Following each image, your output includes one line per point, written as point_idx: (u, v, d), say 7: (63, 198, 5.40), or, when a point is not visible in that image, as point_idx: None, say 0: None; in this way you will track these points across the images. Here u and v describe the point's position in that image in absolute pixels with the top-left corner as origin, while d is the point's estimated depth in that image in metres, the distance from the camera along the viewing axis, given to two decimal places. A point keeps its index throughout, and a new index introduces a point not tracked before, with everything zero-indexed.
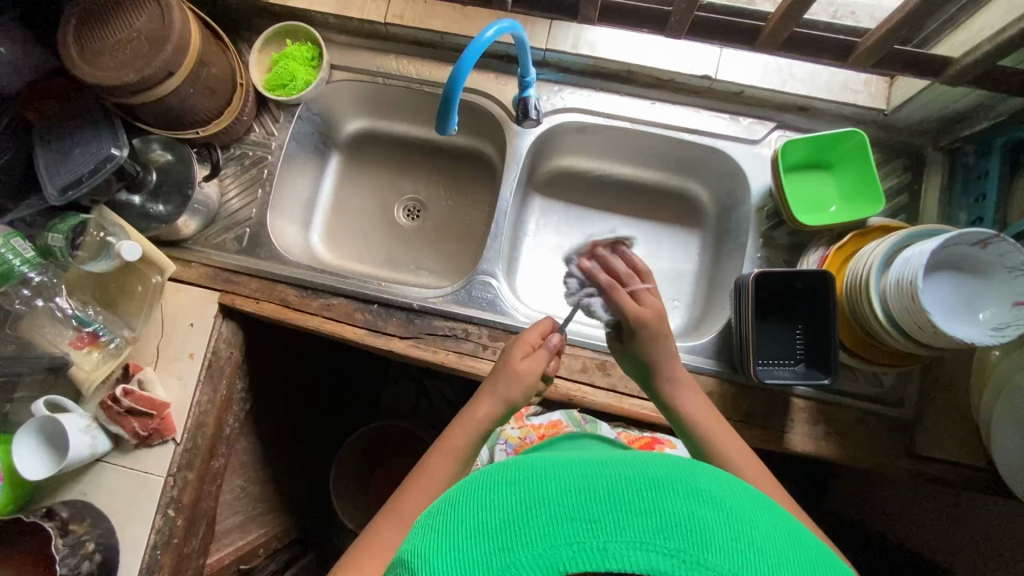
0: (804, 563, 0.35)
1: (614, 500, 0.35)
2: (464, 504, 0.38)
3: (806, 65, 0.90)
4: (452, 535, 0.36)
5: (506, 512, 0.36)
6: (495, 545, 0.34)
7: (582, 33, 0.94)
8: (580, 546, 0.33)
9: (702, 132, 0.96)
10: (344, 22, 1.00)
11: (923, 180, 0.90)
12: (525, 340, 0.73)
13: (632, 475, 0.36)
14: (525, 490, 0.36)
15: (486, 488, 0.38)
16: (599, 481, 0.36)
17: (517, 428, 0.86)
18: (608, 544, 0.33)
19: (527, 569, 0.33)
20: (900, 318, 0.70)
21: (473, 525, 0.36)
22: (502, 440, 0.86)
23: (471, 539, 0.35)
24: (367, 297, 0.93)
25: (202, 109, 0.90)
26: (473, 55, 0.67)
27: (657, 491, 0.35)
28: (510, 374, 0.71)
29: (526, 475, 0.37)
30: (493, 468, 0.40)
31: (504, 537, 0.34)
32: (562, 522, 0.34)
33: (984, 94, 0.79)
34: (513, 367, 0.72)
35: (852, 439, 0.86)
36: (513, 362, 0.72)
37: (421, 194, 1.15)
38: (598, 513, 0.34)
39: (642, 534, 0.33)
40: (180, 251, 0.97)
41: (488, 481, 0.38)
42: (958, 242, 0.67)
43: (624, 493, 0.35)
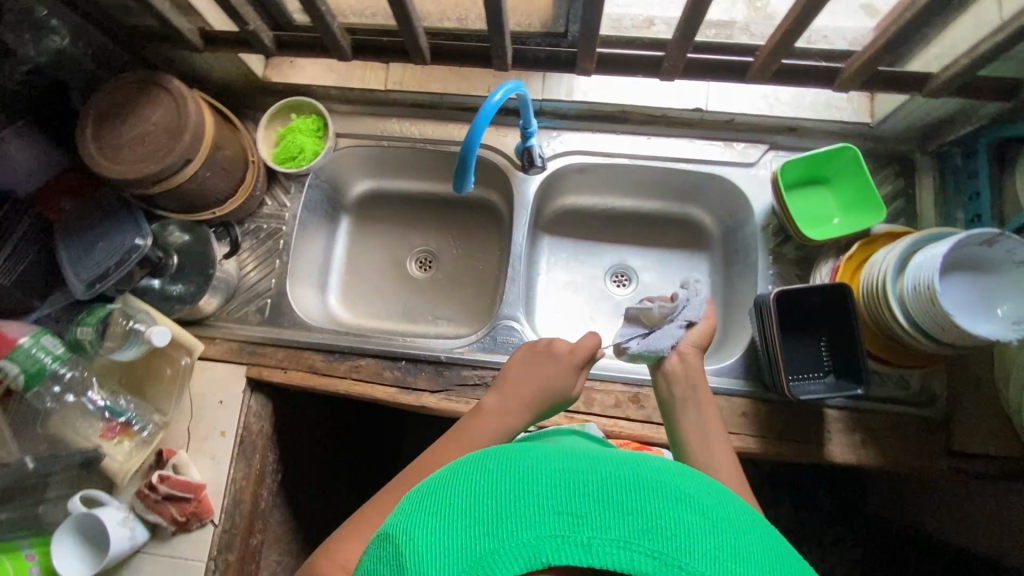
0: (766, 566, 0.38)
1: (599, 499, 0.38)
2: (461, 489, 0.40)
3: (790, 89, 0.95)
4: (446, 518, 0.39)
5: (499, 501, 0.38)
6: (485, 530, 0.37)
7: (575, 81, 0.99)
8: (566, 540, 0.36)
9: (699, 161, 1.00)
10: (345, 92, 1.04)
11: (916, 184, 0.95)
12: (576, 363, 0.75)
13: (619, 477, 0.40)
14: (518, 484, 0.39)
15: (484, 475, 0.41)
16: (588, 480, 0.39)
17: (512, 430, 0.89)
18: (591, 539, 0.36)
19: (513, 557, 0.36)
20: (921, 321, 0.73)
21: (469, 510, 0.39)
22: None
23: (463, 522, 0.38)
24: (394, 355, 0.94)
25: (217, 191, 0.93)
26: (485, 117, 0.70)
27: (639, 495, 0.39)
28: (550, 391, 0.75)
29: (520, 468, 0.40)
30: (488, 457, 0.43)
31: (494, 524, 0.37)
32: (549, 517, 0.37)
33: (963, 101, 0.83)
34: (556, 387, 0.75)
35: (889, 443, 0.87)
36: (556, 380, 0.75)
37: (432, 246, 1.17)
38: (584, 509, 0.37)
39: (624, 532, 0.36)
40: (202, 329, 0.98)
41: (483, 470, 0.41)
42: (966, 243, 0.71)
43: (608, 495, 0.38)
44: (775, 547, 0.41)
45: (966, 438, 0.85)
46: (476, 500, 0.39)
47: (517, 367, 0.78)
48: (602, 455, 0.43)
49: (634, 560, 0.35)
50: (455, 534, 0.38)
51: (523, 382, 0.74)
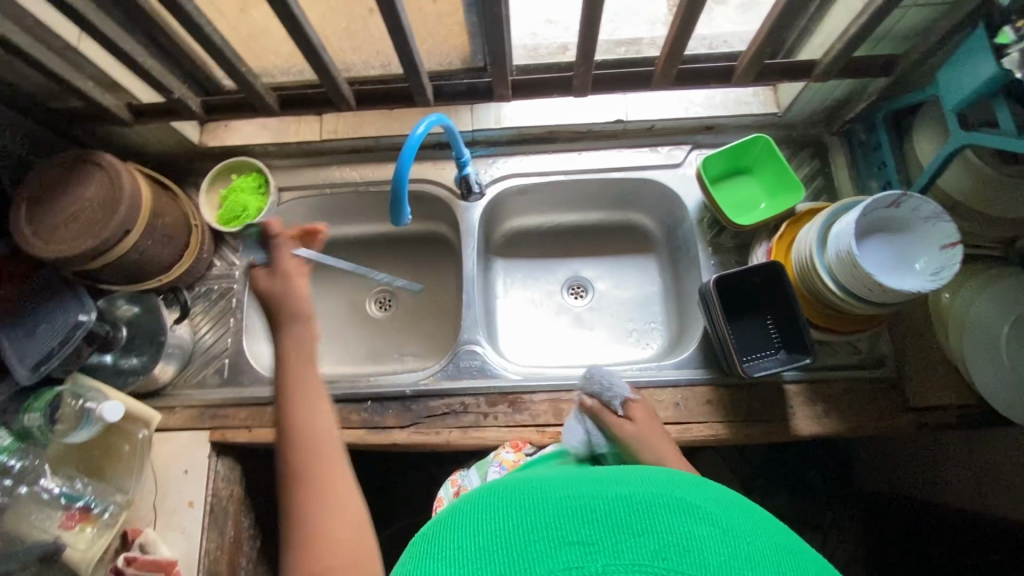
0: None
1: (612, 521, 0.34)
2: (461, 529, 0.36)
3: (701, 92, 1.02)
4: (449, 559, 0.34)
5: (504, 541, 0.34)
6: (490, 569, 0.32)
7: (501, 109, 1.04)
8: (578, 570, 0.32)
9: (629, 168, 1.05)
10: (282, 148, 1.07)
11: (831, 163, 1.01)
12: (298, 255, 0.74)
13: (627, 493, 0.35)
14: (523, 514, 0.35)
15: (488, 514, 0.36)
16: (594, 501, 0.35)
17: (513, 451, 0.86)
18: (606, 568, 0.32)
19: None
20: (851, 286, 0.76)
21: (473, 551, 0.34)
22: (496, 463, 0.84)
23: (464, 562, 0.33)
24: (360, 396, 0.93)
25: (162, 258, 0.92)
26: (411, 151, 0.73)
27: (654, 509, 0.34)
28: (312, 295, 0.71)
29: (527, 498, 0.36)
30: (492, 490, 0.39)
31: (501, 561, 0.33)
32: (560, 549, 0.33)
33: (854, 82, 0.90)
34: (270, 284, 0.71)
35: (850, 409, 0.90)
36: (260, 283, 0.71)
37: (389, 285, 1.18)
38: (596, 535, 0.33)
39: (636, 555, 0.32)
40: (161, 399, 0.96)
41: (489, 506, 0.37)
42: (876, 207, 0.76)
43: (617, 516, 0.34)
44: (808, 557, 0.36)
45: (918, 393, 0.89)
46: (477, 541, 0.34)
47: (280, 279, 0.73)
48: (611, 475, 0.38)
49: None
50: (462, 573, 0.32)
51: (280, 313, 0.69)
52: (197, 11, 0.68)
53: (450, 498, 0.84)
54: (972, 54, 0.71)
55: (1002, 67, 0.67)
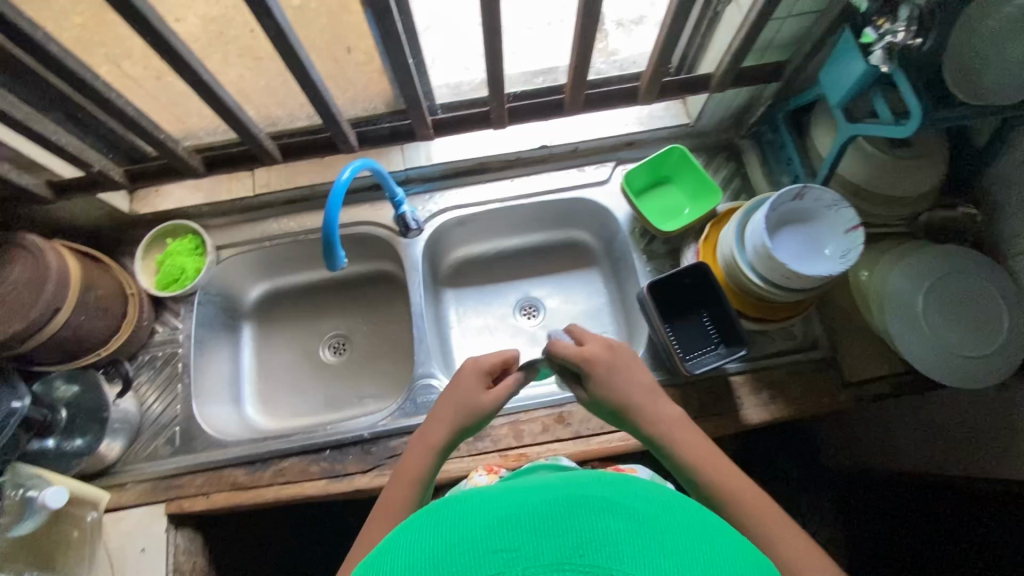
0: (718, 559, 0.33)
1: (536, 525, 0.34)
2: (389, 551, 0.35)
3: (617, 111, 1.08)
4: None
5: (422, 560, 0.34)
6: None
7: (431, 147, 1.07)
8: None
9: (560, 189, 1.09)
10: (216, 207, 1.07)
11: (745, 164, 1.08)
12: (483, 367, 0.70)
13: (543, 496, 0.36)
14: (450, 529, 0.35)
15: (417, 533, 0.36)
16: (511, 508, 0.35)
17: (486, 474, 0.84)
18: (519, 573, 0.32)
19: None
20: (772, 276, 0.81)
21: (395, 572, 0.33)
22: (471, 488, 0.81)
23: None
24: (318, 446, 0.92)
25: (97, 331, 0.91)
26: (337, 197, 0.74)
27: (578, 506, 0.35)
28: (461, 401, 0.69)
29: (450, 518, 0.36)
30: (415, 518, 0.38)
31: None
32: (482, 557, 0.33)
33: (751, 90, 0.98)
34: (475, 376, 0.70)
35: (794, 393, 0.94)
36: (463, 373, 0.71)
37: (342, 329, 1.18)
38: (518, 539, 0.33)
39: (557, 554, 0.32)
40: (110, 478, 0.93)
41: (411, 530, 0.36)
42: (783, 201, 0.82)
43: (533, 521, 0.34)
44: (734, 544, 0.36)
45: (852, 369, 0.94)
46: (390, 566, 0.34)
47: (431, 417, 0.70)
48: (536, 483, 0.39)
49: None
50: None
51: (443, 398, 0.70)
52: (105, 85, 0.69)
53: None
54: (842, 56, 0.78)
55: (870, 64, 0.73)
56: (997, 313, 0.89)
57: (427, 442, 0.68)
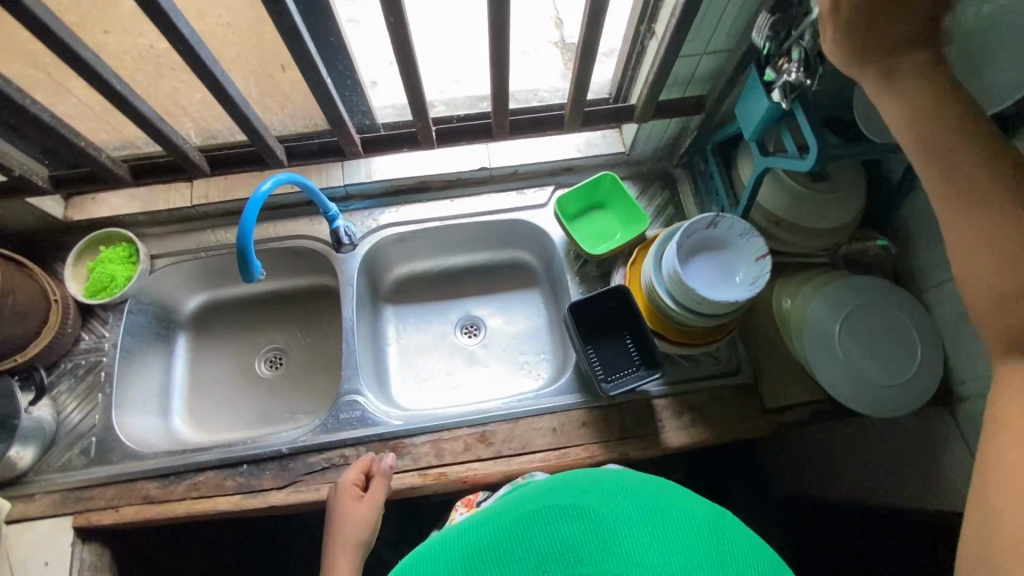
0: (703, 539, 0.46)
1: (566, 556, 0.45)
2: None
3: (555, 137, 1.11)
4: None
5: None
6: None
7: (371, 164, 1.09)
8: None
9: (499, 210, 1.11)
10: (153, 216, 1.07)
11: (679, 192, 1.11)
12: (350, 487, 0.85)
13: (533, 514, 0.50)
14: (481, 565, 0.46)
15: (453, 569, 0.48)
16: (512, 526, 0.49)
17: (466, 509, 0.84)
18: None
19: None
20: (684, 301, 0.83)
21: None
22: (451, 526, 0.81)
23: None
24: (235, 460, 0.91)
25: (14, 336, 0.90)
26: (253, 210, 0.77)
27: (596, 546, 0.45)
28: (354, 522, 0.82)
29: (464, 547, 0.50)
30: (437, 545, 0.53)
31: None
32: None
33: (679, 121, 1.01)
34: (346, 500, 0.83)
35: (714, 417, 0.95)
36: (342, 503, 0.83)
37: (280, 343, 1.18)
38: None
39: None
40: (18, 488, 0.90)
41: (437, 556, 0.51)
42: (698, 228, 0.84)
43: (533, 532, 0.48)
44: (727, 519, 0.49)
45: (772, 395, 0.96)
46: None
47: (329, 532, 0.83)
48: (527, 502, 0.53)
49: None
50: None
51: (335, 521, 0.82)
52: (20, 92, 0.70)
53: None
54: (751, 93, 0.82)
55: (774, 103, 0.77)
56: (908, 344, 0.92)
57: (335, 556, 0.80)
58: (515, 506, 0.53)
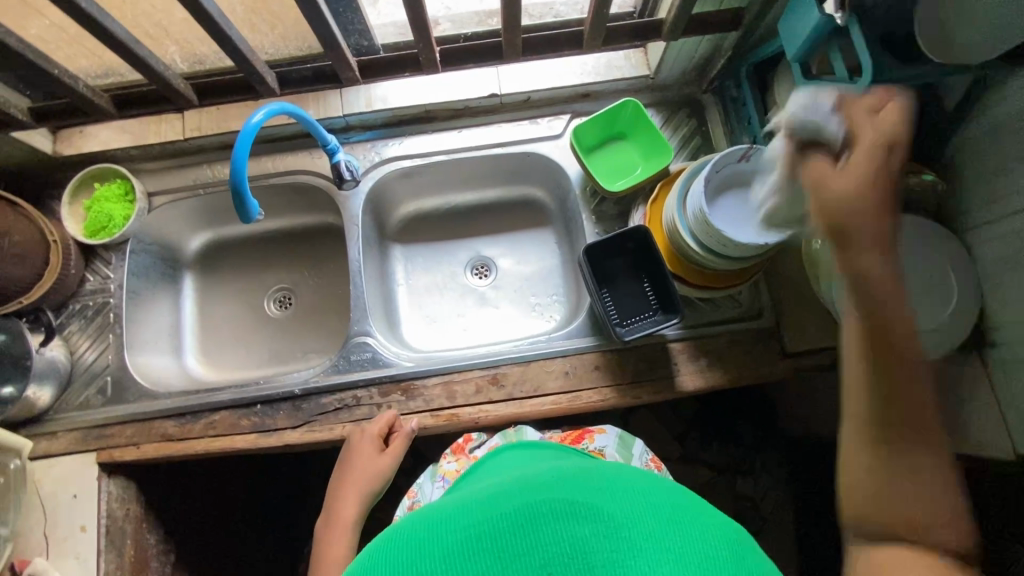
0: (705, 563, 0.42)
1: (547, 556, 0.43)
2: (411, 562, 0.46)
3: (572, 58, 1.00)
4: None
5: (448, 562, 0.44)
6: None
7: (372, 91, 1.00)
8: None
9: (511, 143, 1.03)
10: (146, 151, 1.01)
11: (707, 121, 1.02)
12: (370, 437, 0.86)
13: (542, 507, 0.47)
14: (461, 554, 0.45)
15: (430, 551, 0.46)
16: (517, 511, 0.47)
17: (455, 461, 0.84)
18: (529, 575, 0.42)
19: None
20: (710, 243, 0.77)
21: None
22: (440, 477, 0.83)
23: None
24: (249, 400, 0.91)
25: (16, 279, 0.88)
26: (246, 144, 0.71)
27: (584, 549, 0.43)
28: (369, 472, 0.85)
29: (460, 525, 0.48)
30: (434, 516, 0.52)
31: None
32: None
33: (712, 38, 0.91)
34: (370, 459, 0.85)
35: (732, 360, 0.92)
36: (358, 458, 0.85)
37: (287, 282, 1.16)
38: None
39: None
40: (42, 425, 0.93)
41: (435, 527, 0.49)
42: (727, 161, 0.77)
43: (538, 528, 0.45)
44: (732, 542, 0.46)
45: (795, 339, 0.93)
46: (425, 563, 0.45)
47: (340, 472, 0.88)
48: (532, 491, 0.50)
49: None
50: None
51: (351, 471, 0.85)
52: None
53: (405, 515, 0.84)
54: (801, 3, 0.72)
55: (825, 15, 0.69)
56: (948, 291, 0.85)
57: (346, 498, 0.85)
58: (523, 491, 0.50)
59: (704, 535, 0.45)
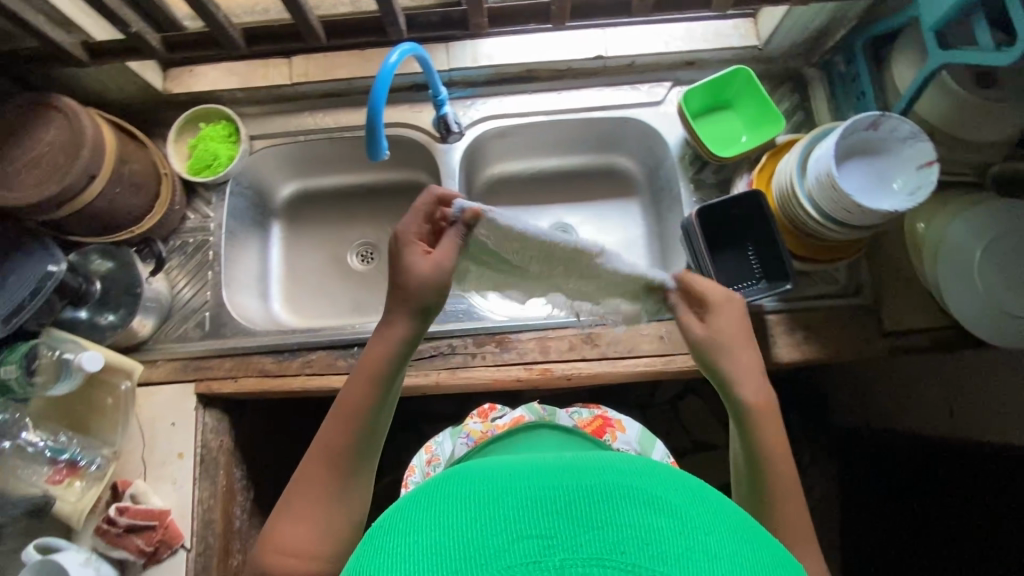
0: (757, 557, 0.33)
1: (570, 513, 0.33)
2: (409, 525, 0.34)
3: (680, 25, 1.00)
4: (397, 553, 0.32)
5: (464, 522, 0.33)
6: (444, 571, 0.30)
7: (478, 47, 1.01)
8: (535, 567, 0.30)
9: (611, 107, 1.03)
10: (251, 94, 1.03)
11: (810, 96, 1.01)
12: (414, 225, 0.61)
13: (575, 485, 0.34)
14: (469, 521, 0.33)
15: (423, 515, 0.34)
16: (552, 493, 0.34)
17: (480, 421, 0.88)
18: (564, 564, 0.30)
19: None
20: (831, 210, 0.77)
21: (416, 549, 0.32)
22: (465, 433, 0.87)
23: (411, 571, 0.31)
24: (346, 342, 0.93)
25: (131, 207, 0.90)
26: (385, 82, 0.73)
27: (611, 500, 0.33)
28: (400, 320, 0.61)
29: (468, 487, 0.36)
30: (433, 484, 0.37)
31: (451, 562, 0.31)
32: (517, 541, 0.31)
33: (833, 8, 0.90)
34: (400, 264, 0.60)
35: (829, 336, 0.92)
36: (419, 269, 0.60)
37: (371, 237, 1.16)
38: (555, 528, 0.32)
39: (593, 548, 0.31)
40: (141, 354, 0.94)
41: (436, 494, 0.36)
42: (855, 129, 0.76)
43: (574, 507, 0.33)
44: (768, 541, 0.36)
45: (894, 319, 0.92)
46: (434, 525, 0.33)
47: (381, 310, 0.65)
48: (553, 462, 0.39)
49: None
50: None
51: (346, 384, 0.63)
52: None
53: (421, 465, 0.88)
54: None
55: None
56: None
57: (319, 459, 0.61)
58: (545, 465, 0.38)
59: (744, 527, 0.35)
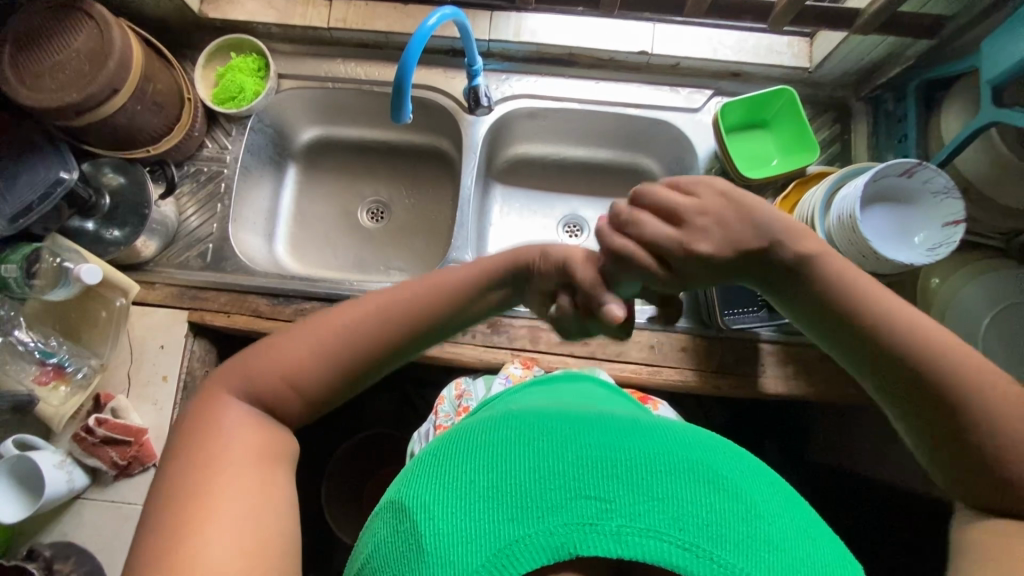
0: (809, 556, 0.37)
1: (632, 482, 0.37)
2: (478, 465, 0.40)
3: (733, 33, 0.96)
4: (465, 497, 0.38)
5: (526, 476, 0.38)
6: (505, 514, 0.36)
7: (522, 21, 0.98)
8: (594, 528, 0.36)
9: (646, 106, 1.00)
10: (287, 31, 1.01)
11: (852, 130, 0.98)
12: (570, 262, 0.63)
13: (639, 453, 0.39)
14: (539, 463, 0.38)
15: (492, 455, 0.40)
16: (614, 458, 0.38)
17: (522, 368, 0.87)
18: (621, 528, 0.35)
19: (536, 545, 0.35)
20: (846, 251, 0.75)
21: (487, 488, 0.38)
22: (502, 377, 0.85)
23: (482, 505, 0.37)
24: (341, 297, 0.93)
25: (151, 127, 0.90)
26: (418, 44, 0.71)
27: (675, 476, 0.38)
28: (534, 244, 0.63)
29: (542, 437, 0.41)
30: (498, 434, 0.42)
31: (516, 508, 0.37)
32: (575, 500, 0.36)
33: (893, 43, 0.86)
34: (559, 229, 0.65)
35: (823, 375, 0.91)
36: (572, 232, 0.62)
37: (383, 196, 1.16)
38: (614, 493, 0.37)
39: (655, 521, 0.36)
40: (141, 274, 0.95)
41: (506, 444, 0.41)
42: (887, 174, 0.74)
43: (638, 475, 0.38)
44: (826, 538, 0.39)
45: None
46: (497, 473, 0.39)
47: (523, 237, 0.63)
48: (615, 425, 0.43)
49: (664, 550, 0.35)
50: (478, 516, 0.37)
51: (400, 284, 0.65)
52: None
53: (452, 398, 0.86)
54: None
55: None
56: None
57: (328, 315, 0.57)
58: (607, 430, 0.42)
59: (793, 506, 0.40)
